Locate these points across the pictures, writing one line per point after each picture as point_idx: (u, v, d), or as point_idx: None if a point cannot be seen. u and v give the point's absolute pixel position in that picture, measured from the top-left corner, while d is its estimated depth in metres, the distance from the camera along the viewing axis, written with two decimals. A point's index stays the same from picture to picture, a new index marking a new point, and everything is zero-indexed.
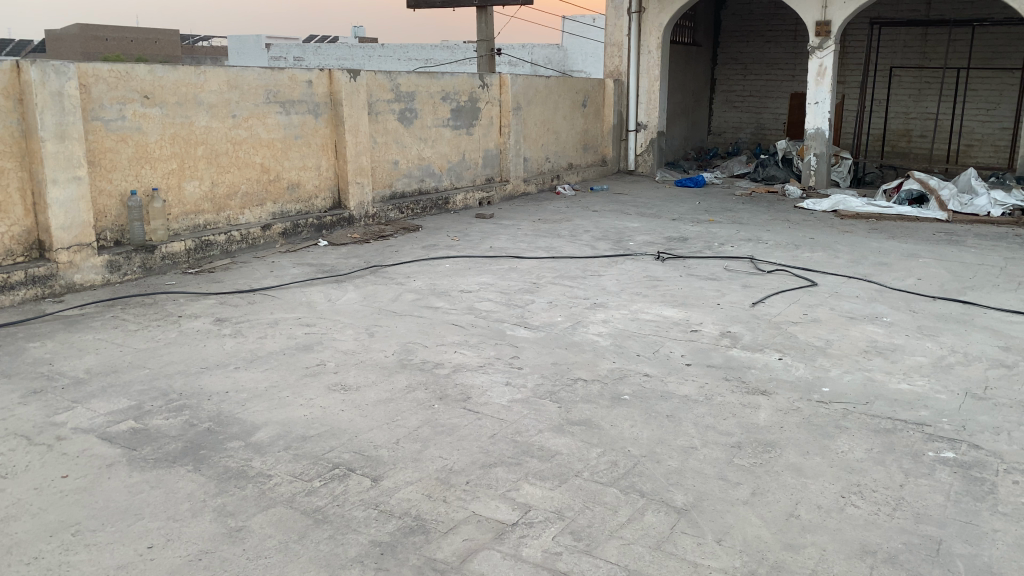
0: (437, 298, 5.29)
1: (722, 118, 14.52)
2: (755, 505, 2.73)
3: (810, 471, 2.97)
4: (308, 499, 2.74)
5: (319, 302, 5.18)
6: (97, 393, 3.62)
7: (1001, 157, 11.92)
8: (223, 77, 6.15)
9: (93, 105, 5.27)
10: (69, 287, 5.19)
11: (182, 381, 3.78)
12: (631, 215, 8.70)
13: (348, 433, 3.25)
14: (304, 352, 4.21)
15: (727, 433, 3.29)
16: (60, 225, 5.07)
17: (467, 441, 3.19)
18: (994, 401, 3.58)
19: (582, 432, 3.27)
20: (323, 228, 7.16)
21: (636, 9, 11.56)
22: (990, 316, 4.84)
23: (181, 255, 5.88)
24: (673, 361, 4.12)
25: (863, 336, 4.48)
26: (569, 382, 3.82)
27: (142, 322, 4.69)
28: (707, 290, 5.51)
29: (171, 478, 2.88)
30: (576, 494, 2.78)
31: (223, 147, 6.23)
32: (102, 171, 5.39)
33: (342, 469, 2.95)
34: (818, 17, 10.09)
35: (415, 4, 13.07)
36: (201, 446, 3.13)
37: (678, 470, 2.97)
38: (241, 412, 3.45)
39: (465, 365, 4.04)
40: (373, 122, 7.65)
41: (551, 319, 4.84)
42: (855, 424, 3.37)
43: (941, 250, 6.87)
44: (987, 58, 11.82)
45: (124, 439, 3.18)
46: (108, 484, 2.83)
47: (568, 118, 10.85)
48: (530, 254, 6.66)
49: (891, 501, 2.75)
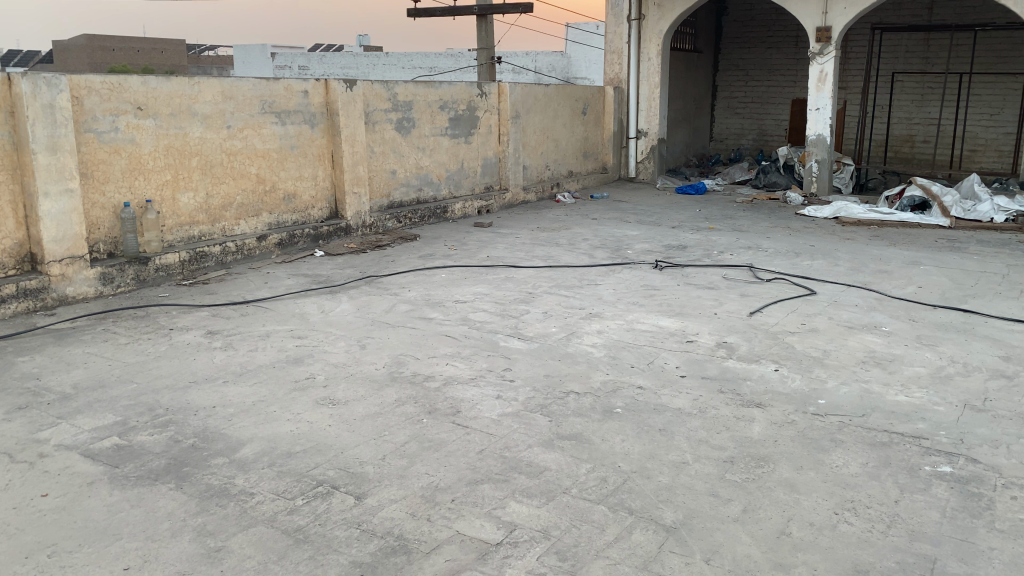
0: (432, 309, 5.25)
1: (724, 124, 14.48)
2: (745, 523, 2.66)
3: (804, 486, 2.91)
4: (291, 517, 2.69)
5: (312, 313, 5.14)
6: (83, 409, 3.58)
7: (1004, 162, 11.84)
8: (217, 88, 6.13)
9: (86, 117, 5.25)
10: (61, 300, 5.16)
11: (169, 396, 3.74)
12: (631, 223, 8.65)
13: (334, 449, 3.21)
14: (294, 366, 4.17)
15: (720, 447, 3.23)
16: (52, 238, 5.05)
17: (454, 456, 3.14)
18: (993, 413, 3.51)
19: (572, 447, 3.21)
20: (320, 239, 7.14)
21: (635, 16, 11.53)
22: (991, 325, 4.77)
23: (175, 266, 5.86)
24: (668, 373, 4.06)
25: (862, 347, 4.41)
26: (562, 395, 3.77)
27: (132, 335, 4.65)
28: (704, 299, 5.46)
29: (152, 496, 2.83)
30: (563, 512, 2.72)
31: (218, 157, 6.21)
32: (94, 183, 5.38)
33: (326, 486, 2.90)
34: (819, 23, 10.04)
35: (415, 13, 13.09)
36: (185, 463, 3.08)
37: (668, 487, 2.91)
38: (228, 428, 3.40)
39: (456, 378, 3.99)
40: (370, 131, 7.62)
41: (545, 330, 4.78)
42: (851, 437, 3.30)
43: (943, 257, 6.79)
44: (990, 63, 11.74)
45: (107, 456, 3.14)
46: (88, 504, 2.79)
47: (568, 125, 10.82)
48: (527, 264, 6.62)
49: (886, 518, 2.68)
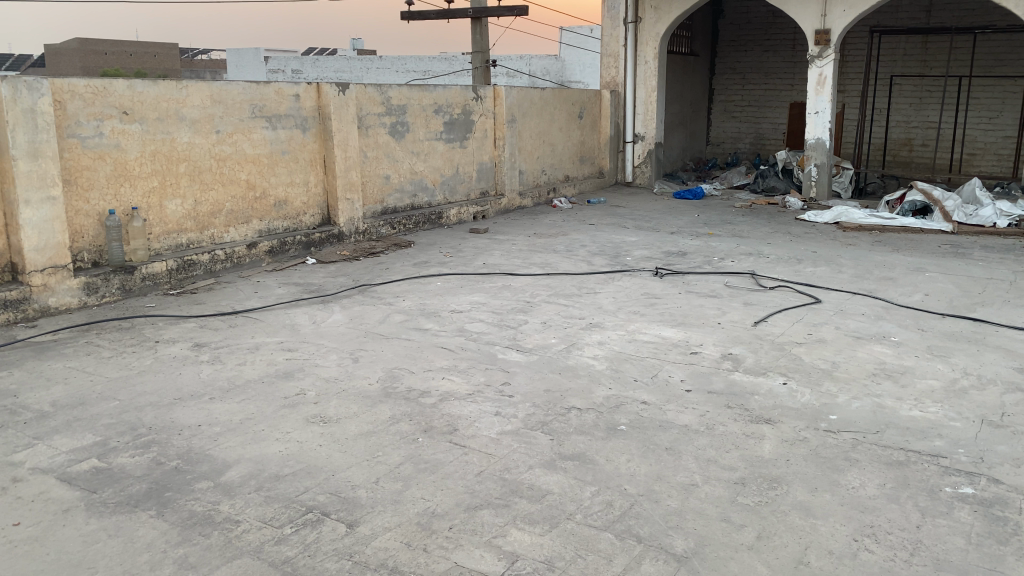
0: (427, 319, 5.10)
1: (721, 128, 14.39)
2: (761, 551, 2.52)
3: (820, 510, 2.76)
4: (278, 548, 2.54)
5: (303, 324, 4.98)
6: (61, 429, 3.41)
7: (1004, 165, 11.75)
8: (206, 92, 5.96)
9: (69, 121, 5.08)
10: (43, 311, 4.99)
11: (152, 414, 3.57)
12: (629, 229, 8.51)
13: (324, 471, 3.05)
14: (284, 381, 4.01)
15: (730, 467, 3.08)
16: (33, 247, 4.87)
17: (451, 479, 2.99)
18: (1013, 429, 3.37)
19: (576, 469, 3.06)
20: (312, 246, 6.99)
21: (632, 19, 11.41)
22: (1003, 335, 4.63)
23: (162, 275, 5.69)
24: (673, 387, 3.91)
25: (872, 358, 4.27)
26: (563, 412, 3.62)
27: (116, 348, 4.48)
28: (707, 308, 5.32)
29: (131, 525, 2.67)
30: (567, 541, 2.57)
31: (207, 163, 6.04)
32: (78, 191, 5.21)
33: (316, 513, 2.74)
34: (817, 26, 9.93)
35: (408, 16, 12.94)
36: (167, 488, 2.92)
37: (678, 511, 2.76)
38: (213, 449, 3.24)
39: (453, 394, 3.83)
40: (363, 136, 7.46)
41: (545, 341, 4.63)
42: (866, 455, 3.16)
43: (948, 263, 6.66)
44: (989, 66, 11.67)
45: (85, 480, 2.98)
46: (63, 534, 2.62)
47: (564, 129, 10.68)
48: (524, 271, 6.47)
49: (908, 545, 2.54)
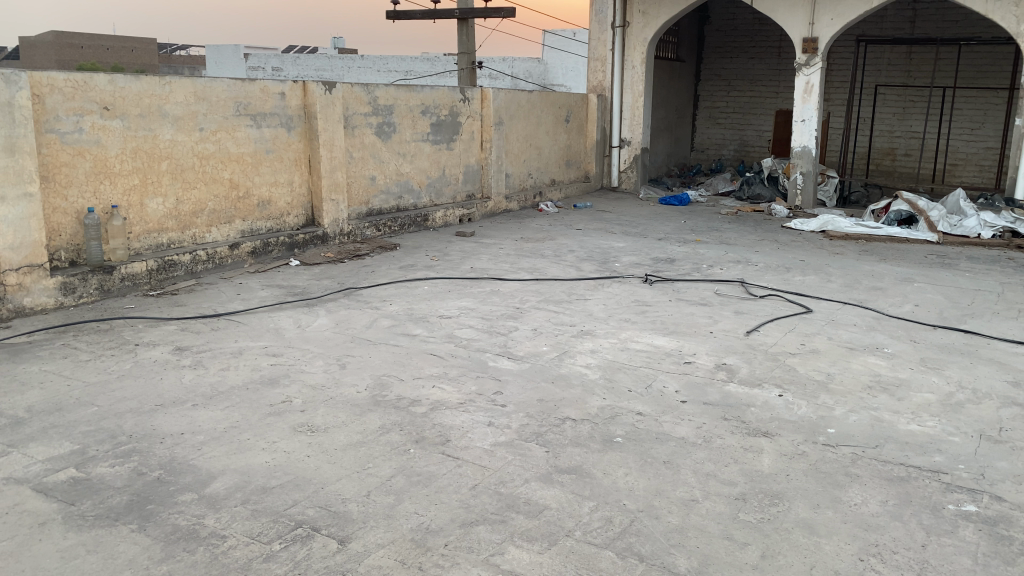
0: (415, 324, 5.00)
1: (706, 134, 14.42)
2: (766, 571, 2.45)
3: (823, 528, 2.70)
4: (266, 566, 2.43)
5: (288, 328, 4.86)
6: (36, 435, 3.27)
7: (985, 176, 11.89)
8: (190, 88, 5.82)
9: (47, 116, 4.93)
10: (17, 311, 4.83)
11: (133, 421, 3.44)
12: (616, 234, 8.48)
13: (313, 484, 2.94)
14: (269, 388, 3.89)
15: (730, 482, 3.02)
16: (8, 245, 4.70)
17: (444, 493, 2.90)
18: (1012, 444, 3.34)
19: (573, 483, 2.98)
20: (295, 247, 6.86)
21: (619, 24, 11.39)
22: (995, 348, 4.62)
23: (142, 276, 5.54)
24: (668, 398, 3.84)
25: (866, 370, 4.24)
26: (558, 422, 3.54)
27: (94, 351, 4.33)
28: (698, 316, 5.27)
29: (111, 540, 2.55)
30: (567, 560, 2.49)
31: (189, 161, 5.90)
32: (56, 188, 5.05)
33: (306, 529, 2.64)
34: (805, 34, 9.96)
35: (393, 16, 12.82)
36: (149, 500, 2.80)
37: (679, 529, 2.69)
38: (197, 459, 3.12)
39: (444, 403, 3.74)
40: (349, 136, 7.33)
41: (536, 349, 4.55)
42: (867, 471, 3.12)
43: (935, 273, 6.69)
44: (972, 77, 11.81)
45: (62, 492, 2.85)
46: (39, 549, 2.49)
47: (551, 133, 10.63)
48: (513, 276, 6.39)
49: (915, 565, 2.49)
